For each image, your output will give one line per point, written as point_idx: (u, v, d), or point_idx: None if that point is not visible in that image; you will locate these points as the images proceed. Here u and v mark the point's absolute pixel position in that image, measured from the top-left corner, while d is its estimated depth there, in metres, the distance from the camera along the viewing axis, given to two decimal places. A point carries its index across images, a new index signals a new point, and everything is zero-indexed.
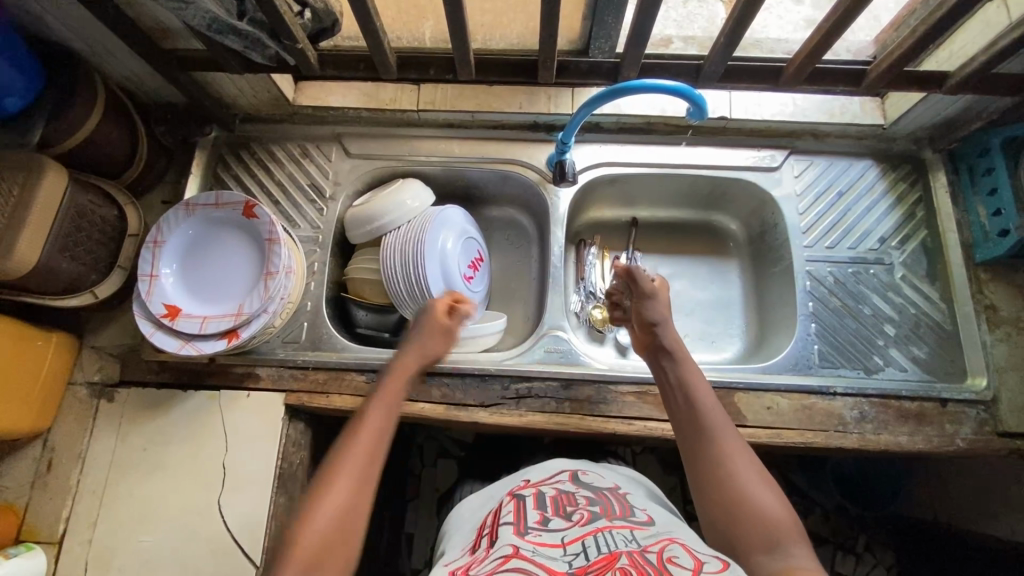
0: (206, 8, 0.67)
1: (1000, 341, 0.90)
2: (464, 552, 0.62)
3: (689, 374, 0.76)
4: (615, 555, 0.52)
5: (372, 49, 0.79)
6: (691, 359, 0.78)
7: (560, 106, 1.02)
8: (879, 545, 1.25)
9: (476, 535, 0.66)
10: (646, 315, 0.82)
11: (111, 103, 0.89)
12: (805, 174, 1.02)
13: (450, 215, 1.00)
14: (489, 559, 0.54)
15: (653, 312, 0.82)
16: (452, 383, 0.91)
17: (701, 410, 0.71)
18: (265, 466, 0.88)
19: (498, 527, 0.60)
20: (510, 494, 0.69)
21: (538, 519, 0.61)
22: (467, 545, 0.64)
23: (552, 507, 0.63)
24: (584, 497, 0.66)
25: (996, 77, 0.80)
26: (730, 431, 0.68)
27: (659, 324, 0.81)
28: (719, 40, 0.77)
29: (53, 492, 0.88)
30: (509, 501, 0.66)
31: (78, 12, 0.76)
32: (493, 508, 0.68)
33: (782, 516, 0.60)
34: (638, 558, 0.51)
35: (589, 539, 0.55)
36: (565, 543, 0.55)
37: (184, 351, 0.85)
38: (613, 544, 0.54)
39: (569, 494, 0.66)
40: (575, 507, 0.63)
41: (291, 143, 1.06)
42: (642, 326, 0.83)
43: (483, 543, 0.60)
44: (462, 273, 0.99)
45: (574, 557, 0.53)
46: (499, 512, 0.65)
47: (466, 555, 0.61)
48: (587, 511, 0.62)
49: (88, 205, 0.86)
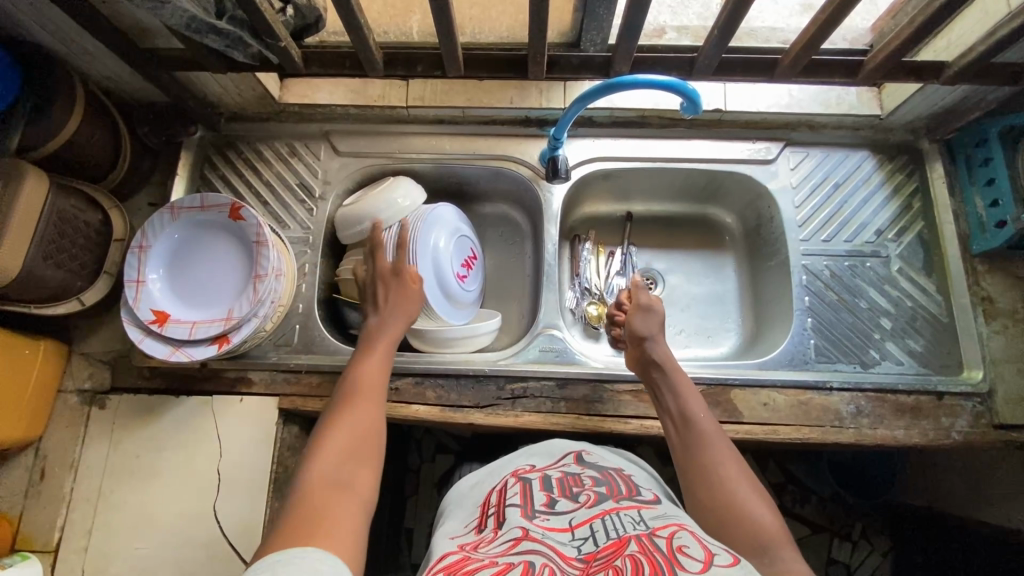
0: (184, 8, 0.65)
1: (997, 333, 0.90)
2: (469, 529, 0.62)
3: (681, 386, 0.76)
4: (625, 540, 0.51)
5: (357, 46, 0.77)
6: (683, 372, 0.79)
7: (552, 101, 1.00)
8: (875, 532, 1.26)
9: (479, 511, 0.66)
10: (635, 330, 0.83)
11: (92, 105, 0.87)
12: (801, 166, 1.00)
13: (445, 214, 0.98)
14: (498, 541, 0.54)
15: (640, 328, 0.83)
16: (446, 384, 0.91)
17: (692, 417, 0.72)
18: (259, 472, 0.87)
19: (505, 509, 0.60)
20: (516, 476, 0.69)
21: (546, 502, 0.61)
22: (473, 522, 0.64)
23: (558, 488, 0.63)
24: (590, 477, 0.66)
25: (995, 66, 0.79)
26: (720, 439, 0.69)
27: (649, 339, 0.82)
28: (713, 32, 0.75)
29: (47, 501, 0.87)
30: (514, 483, 0.66)
31: (53, 12, 0.74)
32: (498, 487, 0.68)
33: (769, 517, 0.59)
34: (647, 544, 0.49)
35: (597, 522, 0.55)
36: (574, 527, 0.55)
37: (174, 358, 0.83)
38: (622, 527, 0.54)
39: (575, 476, 0.66)
40: (582, 488, 0.63)
41: (279, 142, 1.04)
42: (633, 342, 0.84)
43: (490, 523, 0.60)
44: (457, 273, 0.98)
45: (583, 542, 0.53)
46: (506, 492, 0.65)
47: (473, 532, 0.61)
48: (593, 492, 0.62)
49: (71, 210, 0.84)
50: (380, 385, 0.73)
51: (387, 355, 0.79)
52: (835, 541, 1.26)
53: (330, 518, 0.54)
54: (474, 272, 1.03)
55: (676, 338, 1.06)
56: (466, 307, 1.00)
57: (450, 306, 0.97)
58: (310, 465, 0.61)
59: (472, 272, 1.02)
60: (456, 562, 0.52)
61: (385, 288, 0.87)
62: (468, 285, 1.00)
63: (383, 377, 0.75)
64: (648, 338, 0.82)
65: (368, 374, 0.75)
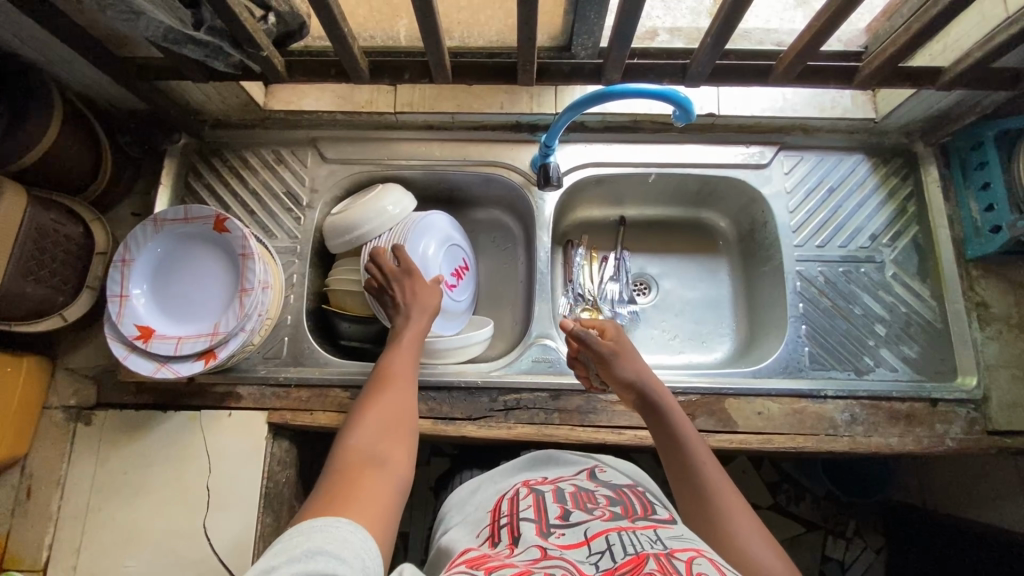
0: (158, 19, 0.63)
1: (991, 339, 0.90)
2: (481, 540, 0.61)
3: (679, 419, 0.74)
4: (643, 557, 0.49)
5: (341, 54, 0.75)
6: (681, 411, 0.75)
7: (543, 105, 0.99)
8: (868, 529, 1.27)
9: (489, 519, 0.65)
10: (618, 376, 0.79)
11: (70, 114, 0.84)
12: (795, 170, 0.99)
13: (438, 221, 0.98)
14: (514, 555, 0.52)
15: (625, 372, 0.79)
16: (438, 396, 0.90)
17: (692, 452, 0.70)
18: (250, 487, 0.86)
19: (518, 522, 0.59)
20: (527, 487, 0.68)
21: (559, 514, 0.60)
22: (484, 532, 0.62)
23: (572, 502, 0.62)
24: (604, 496, 0.64)
25: (993, 70, 0.77)
26: (722, 477, 0.67)
27: (637, 382, 0.78)
28: (707, 39, 0.73)
29: (33, 520, 0.86)
30: (527, 495, 0.65)
31: (26, 23, 0.72)
32: (508, 495, 0.67)
33: (781, 567, 0.58)
34: (667, 563, 0.48)
35: (614, 536, 0.54)
36: (589, 541, 0.54)
37: (161, 374, 0.82)
38: (638, 544, 0.52)
39: (588, 492, 0.65)
40: (596, 505, 0.62)
41: (265, 149, 1.02)
42: (622, 388, 0.79)
43: (503, 539, 0.58)
44: (451, 281, 0.97)
45: (600, 557, 0.51)
46: (517, 502, 0.64)
47: (486, 544, 0.58)
48: (608, 510, 0.60)
49: (51, 224, 0.82)
50: (410, 373, 0.77)
51: (416, 345, 0.81)
52: (829, 539, 1.26)
53: (363, 485, 0.59)
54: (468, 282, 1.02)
55: (670, 344, 1.05)
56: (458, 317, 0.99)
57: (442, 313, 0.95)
58: (348, 440, 0.65)
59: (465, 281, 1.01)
60: (478, 557, 0.53)
61: (412, 281, 0.86)
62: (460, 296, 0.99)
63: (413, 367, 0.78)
64: (637, 380, 0.78)
65: (399, 362, 0.77)
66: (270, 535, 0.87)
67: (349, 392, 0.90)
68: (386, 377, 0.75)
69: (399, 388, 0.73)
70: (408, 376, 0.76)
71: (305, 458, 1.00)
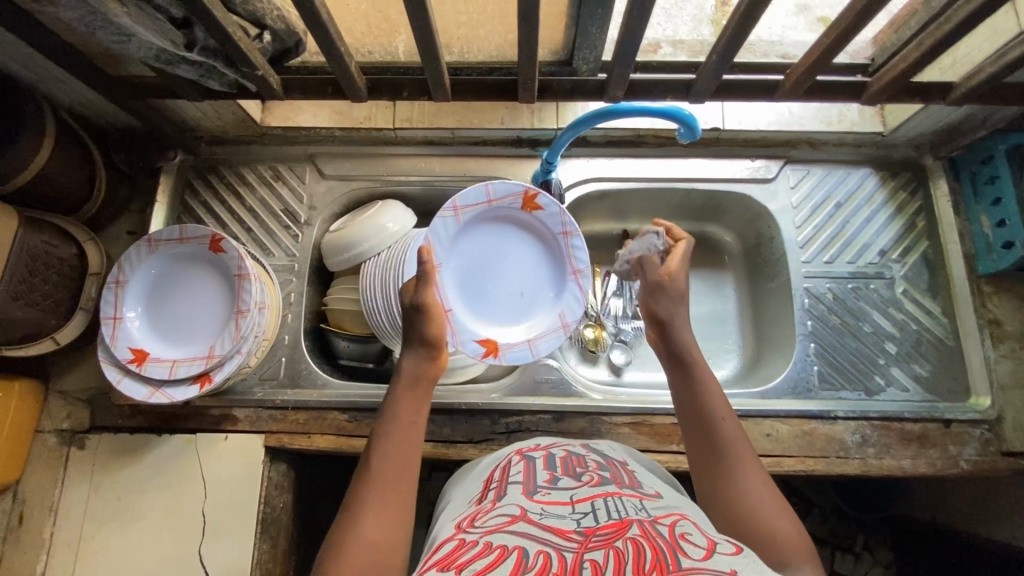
0: (149, 42, 0.64)
1: (1004, 358, 0.87)
2: (470, 504, 0.58)
3: (701, 375, 0.67)
4: (626, 522, 0.47)
5: (337, 71, 0.73)
6: (705, 363, 0.69)
7: (545, 121, 0.97)
8: (878, 544, 1.22)
9: (482, 486, 0.62)
10: (651, 311, 0.74)
11: (63, 133, 0.83)
12: (802, 183, 0.98)
13: (524, 213, 0.86)
14: (495, 514, 0.51)
15: (663, 310, 0.73)
16: (439, 419, 0.88)
17: (710, 418, 0.63)
18: (246, 513, 0.84)
19: (506, 484, 0.57)
20: (519, 452, 0.66)
21: (548, 478, 0.57)
22: (475, 497, 0.59)
23: (562, 467, 0.60)
24: (594, 461, 0.63)
25: (1005, 86, 0.76)
26: (741, 441, 0.61)
27: (670, 321, 0.72)
28: (712, 56, 0.72)
29: (25, 547, 0.84)
30: (518, 460, 0.63)
31: (13, 43, 0.70)
32: (501, 464, 0.65)
33: (791, 532, 0.54)
34: (649, 528, 0.46)
35: (599, 500, 0.51)
36: (574, 503, 0.51)
37: (154, 400, 0.80)
38: (623, 510, 0.50)
39: (579, 457, 0.63)
40: (585, 469, 0.60)
41: (262, 165, 1.00)
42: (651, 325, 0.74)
43: (490, 496, 0.56)
44: (522, 290, 0.88)
45: (583, 517, 0.49)
46: (509, 469, 0.61)
47: (473, 506, 0.56)
48: (596, 474, 0.58)
49: (42, 247, 0.80)
50: (407, 462, 0.60)
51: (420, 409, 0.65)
52: (837, 554, 1.21)
53: None
54: (453, 268, 0.85)
55: None
56: (495, 331, 0.86)
57: (541, 337, 0.86)
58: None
59: (474, 275, 0.86)
60: (448, 555, 0.45)
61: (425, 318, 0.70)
62: (485, 305, 0.86)
63: (413, 454, 0.61)
64: (669, 319, 0.72)
65: (399, 441, 0.61)
66: (267, 563, 0.85)
67: (349, 415, 0.88)
68: (382, 471, 0.58)
69: (395, 494, 0.57)
70: (407, 472, 0.59)
71: (304, 480, 0.97)
